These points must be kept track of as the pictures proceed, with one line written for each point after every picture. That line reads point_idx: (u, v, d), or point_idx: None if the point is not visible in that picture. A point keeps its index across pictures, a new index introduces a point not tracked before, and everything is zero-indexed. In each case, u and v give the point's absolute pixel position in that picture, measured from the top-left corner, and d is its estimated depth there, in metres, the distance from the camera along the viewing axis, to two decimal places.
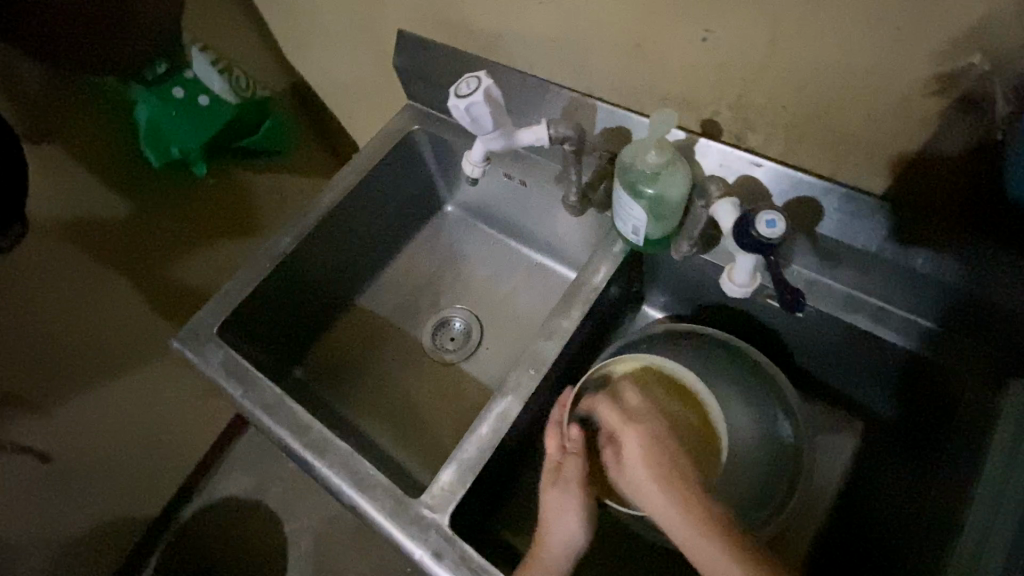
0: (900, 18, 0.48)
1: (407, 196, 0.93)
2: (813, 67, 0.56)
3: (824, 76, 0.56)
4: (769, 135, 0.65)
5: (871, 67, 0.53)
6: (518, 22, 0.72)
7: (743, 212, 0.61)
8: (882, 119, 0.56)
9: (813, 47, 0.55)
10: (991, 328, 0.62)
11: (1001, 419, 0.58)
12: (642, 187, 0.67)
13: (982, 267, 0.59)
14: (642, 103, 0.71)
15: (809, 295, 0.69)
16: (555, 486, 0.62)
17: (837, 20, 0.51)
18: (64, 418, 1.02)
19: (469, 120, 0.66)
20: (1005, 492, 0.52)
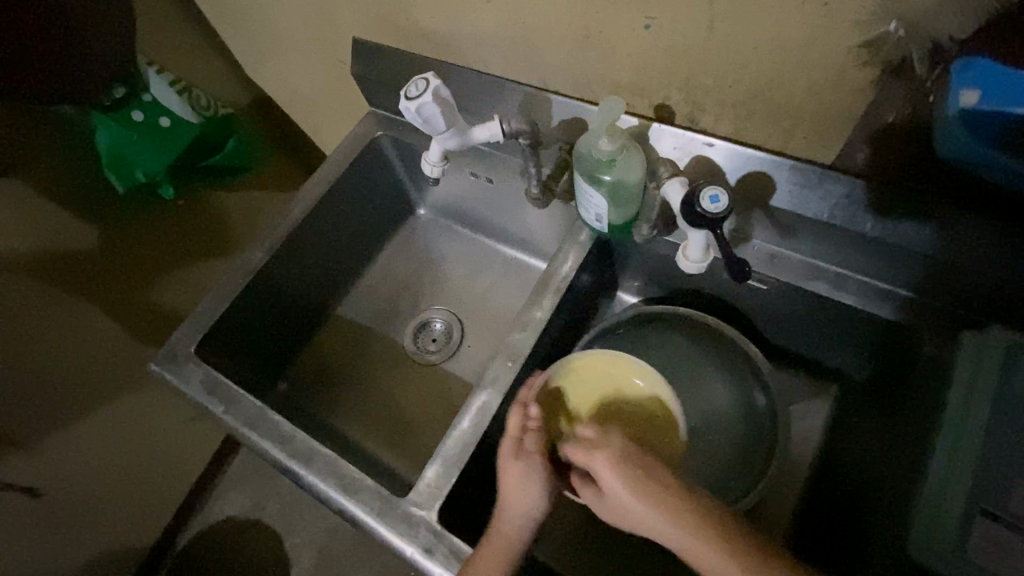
0: None
1: (375, 203, 0.97)
2: (751, 46, 0.57)
3: (764, 53, 0.57)
4: (719, 114, 0.66)
5: (803, 41, 0.54)
6: (467, 23, 0.74)
7: (690, 189, 0.63)
8: (821, 89, 0.57)
9: (747, 28, 0.55)
10: (949, 284, 0.63)
11: (957, 368, 0.59)
12: (600, 175, 0.67)
13: (938, 228, 0.59)
14: (595, 92, 0.72)
15: (771, 267, 0.71)
16: (517, 460, 0.61)
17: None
18: (65, 439, 1.06)
19: (422, 120, 0.67)
20: (958, 446, 0.54)
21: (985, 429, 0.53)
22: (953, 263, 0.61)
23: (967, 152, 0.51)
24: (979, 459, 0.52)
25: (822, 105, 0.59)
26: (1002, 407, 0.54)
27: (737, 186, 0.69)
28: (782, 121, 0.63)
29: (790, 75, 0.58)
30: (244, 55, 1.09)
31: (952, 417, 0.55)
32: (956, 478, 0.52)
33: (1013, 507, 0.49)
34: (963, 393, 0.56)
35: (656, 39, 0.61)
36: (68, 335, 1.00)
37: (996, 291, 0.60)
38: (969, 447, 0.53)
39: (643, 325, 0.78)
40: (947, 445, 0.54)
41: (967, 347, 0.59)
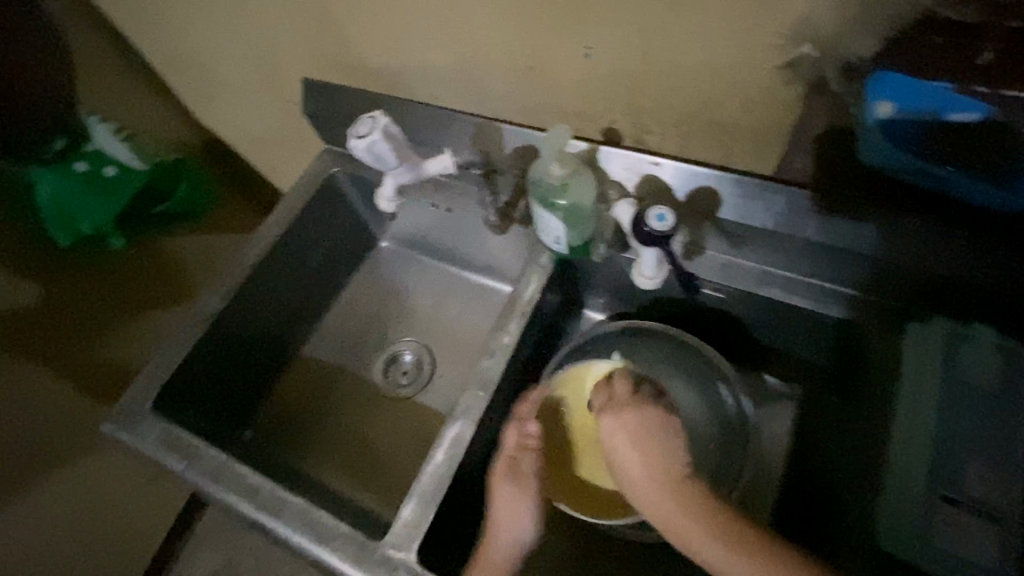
0: (746, 20, 0.53)
1: (335, 238, 0.96)
2: (684, 70, 0.60)
3: (697, 75, 0.60)
4: (663, 134, 0.69)
5: (731, 63, 0.57)
6: (414, 59, 0.75)
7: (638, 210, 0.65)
8: (751, 106, 0.61)
9: (676, 55, 0.59)
10: (888, 280, 0.67)
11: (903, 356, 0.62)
12: (554, 200, 0.69)
13: (876, 228, 0.63)
14: (544, 118, 0.74)
15: (725, 276, 0.73)
16: (511, 482, 0.65)
17: (690, 27, 0.55)
18: (10, 516, 0.98)
19: (374, 158, 0.71)
20: (910, 440, 0.56)
21: (935, 414, 0.56)
22: (890, 260, 0.64)
23: (893, 160, 0.55)
24: (931, 446, 0.55)
25: (757, 121, 0.62)
26: (948, 393, 0.57)
27: (686, 201, 0.72)
28: (720, 137, 0.66)
29: (724, 94, 0.61)
30: (193, 101, 1.08)
31: (904, 408, 0.58)
32: (913, 466, 0.55)
33: (967, 487, 0.53)
34: (909, 382, 0.59)
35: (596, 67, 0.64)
36: (11, 401, 0.94)
37: (931, 283, 0.64)
38: (920, 436, 0.56)
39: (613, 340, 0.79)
40: (900, 436, 0.57)
41: (911, 335, 0.62)
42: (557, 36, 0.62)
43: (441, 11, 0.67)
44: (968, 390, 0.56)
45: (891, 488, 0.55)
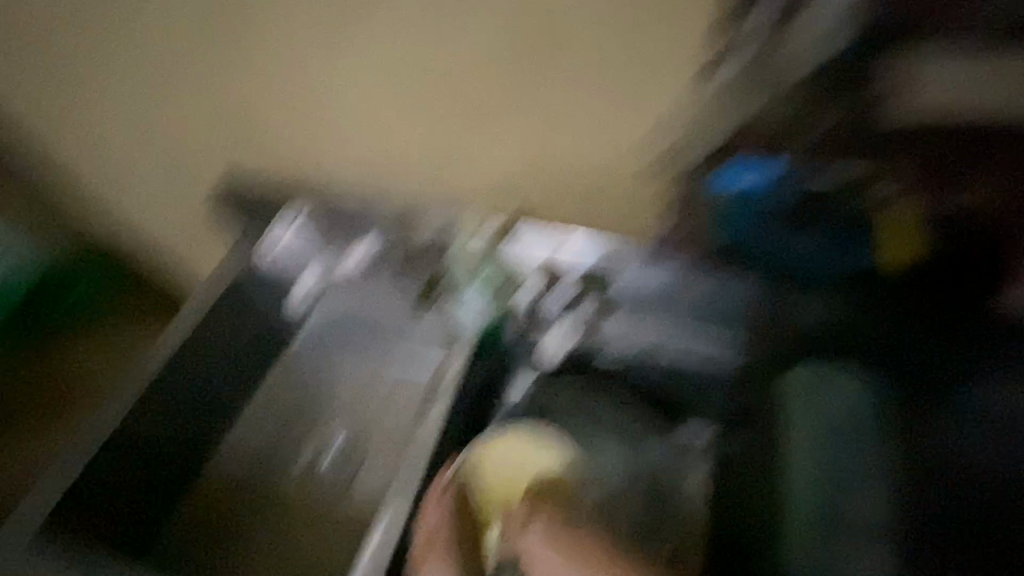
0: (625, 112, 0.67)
1: (256, 323, 0.90)
2: (580, 154, 0.75)
3: (592, 158, 0.74)
4: (572, 207, 0.81)
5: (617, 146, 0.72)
6: (349, 150, 0.84)
7: (546, 279, 0.82)
8: (639, 180, 0.74)
9: (575, 140, 0.73)
10: (779, 323, 0.75)
11: (795, 390, 0.71)
12: (478, 274, 0.82)
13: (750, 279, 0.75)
14: (469, 196, 0.84)
15: (635, 333, 0.82)
16: (432, 556, 0.64)
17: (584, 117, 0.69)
18: None
19: (292, 251, 0.90)
20: (807, 473, 0.67)
21: (820, 446, 0.67)
22: (769, 307, 0.75)
23: (741, 236, 0.72)
24: (822, 477, 0.66)
25: (646, 192, 0.75)
26: (830, 426, 0.68)
27: (586, 271, 0.81)
28: (620, 207, 0.78)
29: (615, 172, 0.75)
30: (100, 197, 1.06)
31: (795, 443, 0.68)
32: (807, 496, 0.66)
33: (852, 511, 0.63)
34: (800, 419, 0.69)
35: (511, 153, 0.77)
36: None
37: (804, 331, 0.73)
38: (812, 468, 0.67)
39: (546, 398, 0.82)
40: (795, 469, 0.67)
41: (801, 372, 0.71)
42: (474, 129, 0.76)
43: (375, 109, 0.78)
44: (839, 424, 0.68)
45: (795, 517, 0.65)
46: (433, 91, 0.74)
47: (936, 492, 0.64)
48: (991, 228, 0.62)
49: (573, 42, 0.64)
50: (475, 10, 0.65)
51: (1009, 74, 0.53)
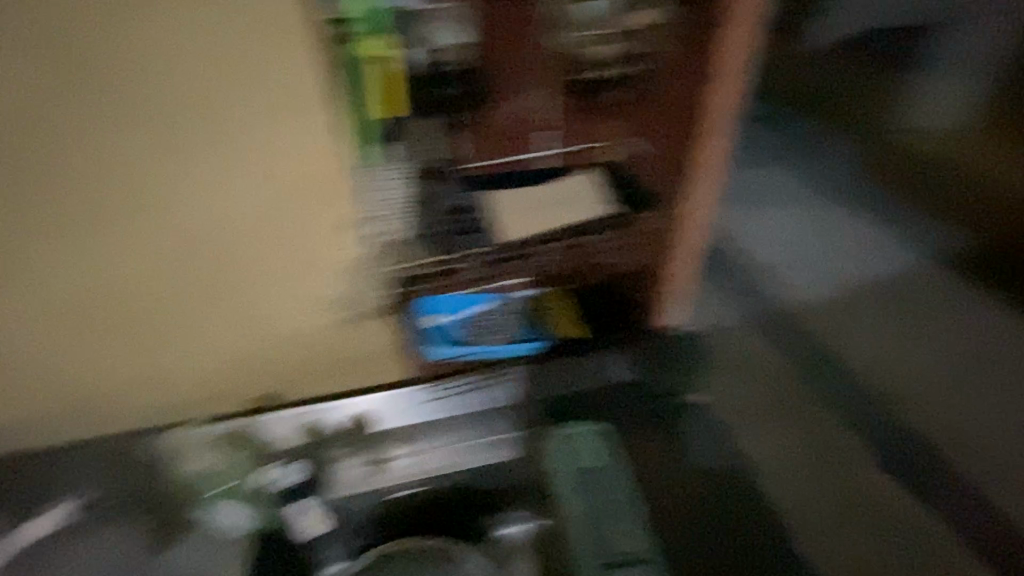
0: (319, 286, 0.77)
1: None
2: (299, 327, 0.80)
3: (316, 331, 0.81)
4: (325, 377, 0.86)
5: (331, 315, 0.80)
6: (58, 402, 0.77)
7: (269, 466, 0.75)
8: (371, 337, 0.84)
9: (289, 314, 0.79)
10: (538, 410, 0.81)
11: (557, 453, 0.77)
12: (213, 491, 0.74)
13: (503, 382, 0.81)
14: (218, 403, 0.83)
15: (418, 475, 0.78)
16: None
17: (285, 296, 0.77)
18: None
19: None
20: (577, 513, 0.72)
21: (581, 488, 0.73)
22: (526, 399, 0.81)
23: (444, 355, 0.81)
24: (587, 511, 0.71)
25: (378, 346, 0.84)
26: (586, 469, 0.75)
27: (346, 430, 0.79)
28: (366, 364, 0.86)
29: (343, 339, 0.83)
30: None
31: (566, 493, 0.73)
32: (579, 530, 0.70)
33: (620, 546, 0.69)
34: (563, 472, 0.75)
35: (230, 345, 0.79)
36: None
37: (566, 405, 0.81)
38: (579, 505, 0.72)
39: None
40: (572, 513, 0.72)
41: (557, 436, 0.78)
42: (183, 336, 0.76)
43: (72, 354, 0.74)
44: (593, 475, 0.74)
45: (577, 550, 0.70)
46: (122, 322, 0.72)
47: (693, 504, 0.74)
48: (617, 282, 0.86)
49: (242, 228, 0.70)
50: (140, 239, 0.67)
51: (511, 203, 0.76)
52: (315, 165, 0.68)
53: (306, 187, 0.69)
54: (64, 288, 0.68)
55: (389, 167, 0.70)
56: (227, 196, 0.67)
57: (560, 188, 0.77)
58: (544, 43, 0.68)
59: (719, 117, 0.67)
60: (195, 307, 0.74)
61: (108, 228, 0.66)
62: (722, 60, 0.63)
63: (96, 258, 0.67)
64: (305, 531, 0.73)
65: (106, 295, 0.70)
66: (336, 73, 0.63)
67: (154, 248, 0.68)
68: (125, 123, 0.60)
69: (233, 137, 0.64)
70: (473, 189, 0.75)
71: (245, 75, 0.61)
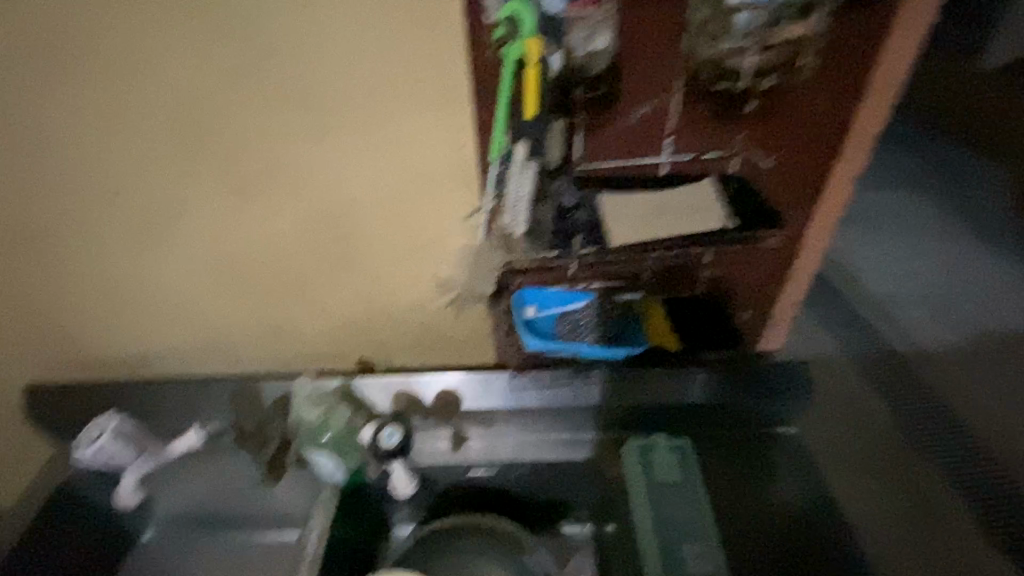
0: (415, 268, 0.76)
1: (85, 550, 0.80)
2: (392, 306, 0.80)
3: (406, 311, 0.81)
4: (408, 356, 0.88)
5: (423, 298, 0.80)
6: (166, 345, 0.83)
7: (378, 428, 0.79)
8: (458, 324, 0.84)
9: (385, 293, 0.79)
10: (612, 416, 0.83)
11: (630, 466, 0.76)
12: (319, 439, 0.79)
13: (583, 383, 0.84)
14: (306, 365, 0.87)
15: (492, 456, 0.82)
16: None
17: (385, 272, 0.76)
18: None
19: (104, 458, 0.79)
20: (647, 525, 0.70)
21: (653, 502, 0.72)
22: (604, 403, 0.83)
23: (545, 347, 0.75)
24: (659, 528, 0.70)
25: (463, 332, 0.85)
26: (658, 486, 0.73)
27: (436, 403, 0.86)
28: (449, 347, 0.87)
29: (431, 323, 0.83)
30: None
31: (637, 504, 0.72)
32: (649, 544, 0.68)
33: (690, 567, 0.66)
34: (635, 483, 0.74)
35: (327, 316, 0.81)
36: None
37: (636, 415, 0.83)
38: (649, 520, 0.70)
39: (429, 546, 0.80)
40: (642, 526, 0.70)
41: (631, 446, 0.77)
42: (285, 301, 0.79)
43: (182, 302, 0.78)
44: (665, 490, 0.73)
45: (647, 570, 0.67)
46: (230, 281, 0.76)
47: (768, 537, 0.70)
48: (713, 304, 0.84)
49: (365, 213, 0.70)
50: (263, 205, 0.69)
51: (641, 211, 0.67)
52: (440, 142, 0.65)
53: (427, 167, 0.67)
54: (192, 246, 0.73)
55: (524, 164, 0.64)
56: (351, 169, 0.67)
57: (684, 194, 0.69)
58: (695, 46, 0.60)
59: (861, 135, 0.64)
60: (299, 277, 0.76)
61: (236, 194, 0.68)
62: (880, 75, 0.60)
63: (234, 227, 0.71)
64: (402, 489, 0.79)
65: (223, 254, 0.73)
66: (485, 70, 0.60)
67: (275, 214, 0.70)
68: (270, 92, 0.61)
69: (364, 107, 0.62)
70: (594, 196, 0.69)
71: (383, 46, 0.58)
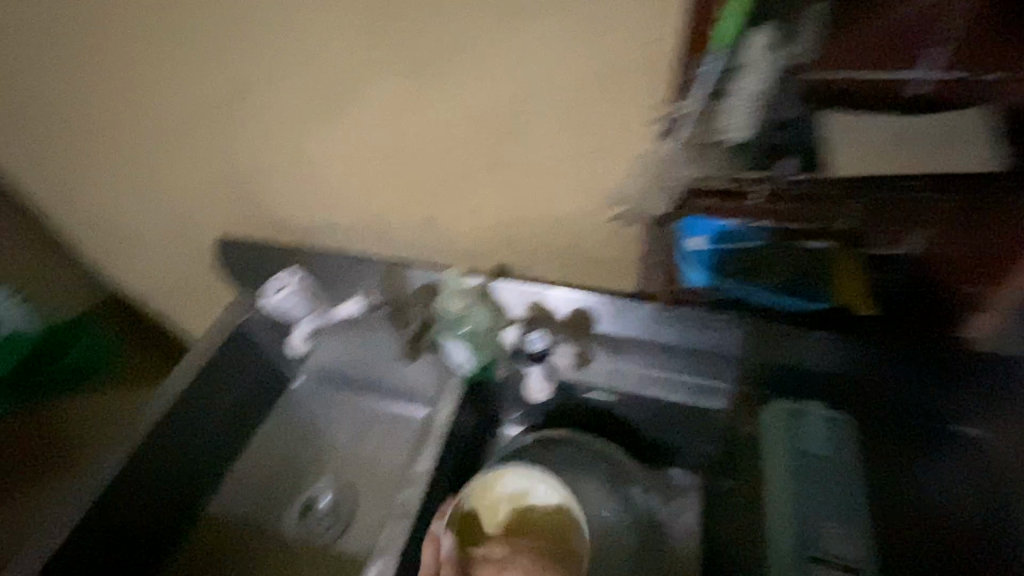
0: (575, 175, 0.71)
1: (252, 380, 0.94)
2: (545, 213, 0.77)
3: (558, 220, 0.77)
4: (545, 266, 0.85)
5: (578, 208, 0.75)
6: (329, 218, 0.89)
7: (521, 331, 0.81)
8: (606, 243, 0.78)
9: (539, 197, 0.75)
10: (753, 370, 0.77)
11: (766, 428, 0.69)
12: (457, 329, 0.82)
13: (737, 331, 0.75)
14: (446, 259, 0.88)
15: (615, 382, 0.81)
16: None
17: (543, 173, 0.72)
18: None
19: (286, 308, 0.88)
20: (782, 489, 0.64)
21: (791, 467, 0.66)
22: (748, 356, 0.77)
23: (699, 280, 0.72)
24: (795, 495, 0.64)
25: (609, 252, 0.79)
26: (800, 453, 0.67)
27: (569, 317, 0.83)
28: (590, 266, 0.83)
29: (579, 237, 0.79)
30: (100, 256, 1.13)
31: (770, 465, 0.66)
32: (782, 508, 0.63)
33: (831, 547, 0.60)
34: (772, 442, 0.68)
35: (477, 211, 0.80)
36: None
37: (777, 375, 0.76)
38: (784, 484, 0.65)
39: (536, 451, 0.83)
40: (774, 489, 0.64)
41: (776, 406, 0.71)
42: (441, 189, 0.79)
43: (349, 178, 0.82)
44: (814, 463, 0.66)
45: (771, 532, 0.62)
46: (393, 162, 0.77)
47: (917, 535, 0.63)
48: (943, 292, 0.64)
49: (537, 102, 0.65)
50: (439, 83, 0.67)
51: (876, 141, 0.55)
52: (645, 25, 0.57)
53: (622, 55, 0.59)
54: (367, 121, 0.74)
55: (761, 59, 0.54)
56: (538, 49, 0.61)
57: (936, 125, 0.54)
58: None
59: None
60: (458, 168, 0.75)
61: (417, 67, 0.66)
62: None
63: (405, 104, 0.70)
64: (532, 391, 0.81)
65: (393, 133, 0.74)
66: None
67: (450, 94, 0.67)
68: None
69: None
70: (821, 111, 0.57)
71: None
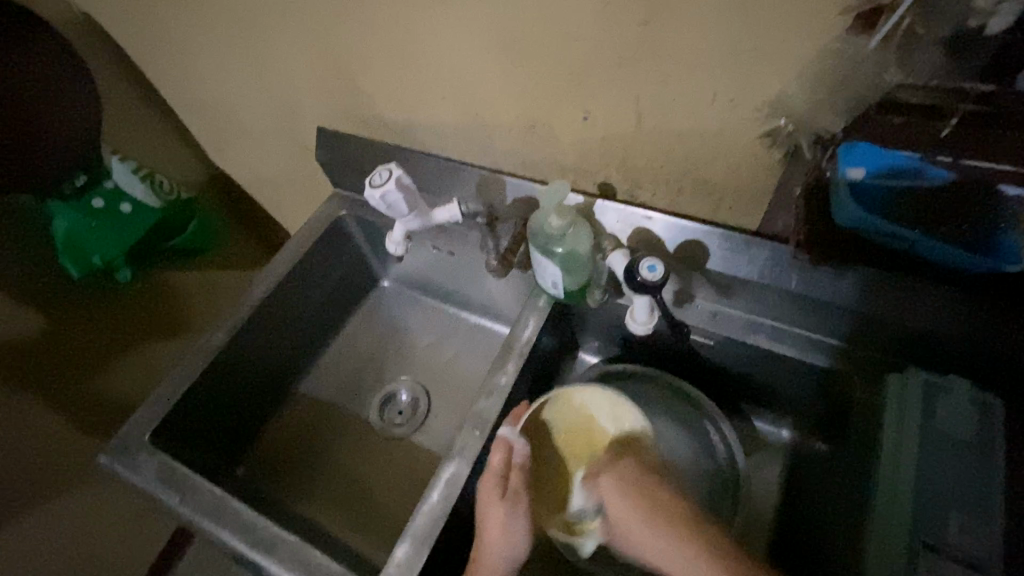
0: (718, 84, 0.60)
1: (344, 275, 0.97)
2: (671, 129, 0.67)
3: (685, 138, 0.67)
4: (656, 191, 0.77)
5: (711, 126, 0.64)
6: (428, 118, 0.84)
7: (632, 259, 0.71)
8: (735, 170, 0.68)
9: (668, 108, 0.65)
10: (880, 334, 0.68)
11: (889, 400, 0.63)
12: (553, 247, 0.73)
13: (871, 288, 0.66)
14: (546, 173, 0.83)
15: (715, 325, 0.75)
16: (502, 501, 0.63)
17: (680, 79, 0.61)
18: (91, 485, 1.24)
19: (386, 205, 0.79)
20: (900, 467, 0.57)
21: (920, 447, 0.58)
22: (878, 318, 0.67)
23: (858, 219, 0.59)
24: (917, 477, 0.56)
25: (737, 181, 0.69)
26: (930, 432, 0.58)
27: (677, 251, 0.76)
28: (709, 195, 0.73)
29: (705, 160, 0.69)
30: (213, 142, 1.18)
31: (891, 439, 0.59)
32: (901, 487, 0.56)
33: (951, 539, 0.52)
34: (895, 419, 0.61)
35: (592, 121, 0.71)
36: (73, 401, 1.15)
37: (916, 343, 0.66)
38: (907, 464, 0.57)
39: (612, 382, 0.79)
40: (889, 467, 0.58)
41: (911, 375, 0.63)
42: (554, 94, 0.70)
43: (454, 74, 0.75)
44: (950, 447, 0.57)
45: (882, 512, 0.56)
46: (507, 57, 0.69)
47: None
48: None
49: None
50: None
51: None
52: None
53: None
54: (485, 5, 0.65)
55: None
56: None
57: None
58: None
59: None
60: (579, 68, 0.66)
61: None
62: None
63: None
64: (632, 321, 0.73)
65: (512, 22, 0.65)
66: None
67: None
68: None
69: None
70: None
71: None
